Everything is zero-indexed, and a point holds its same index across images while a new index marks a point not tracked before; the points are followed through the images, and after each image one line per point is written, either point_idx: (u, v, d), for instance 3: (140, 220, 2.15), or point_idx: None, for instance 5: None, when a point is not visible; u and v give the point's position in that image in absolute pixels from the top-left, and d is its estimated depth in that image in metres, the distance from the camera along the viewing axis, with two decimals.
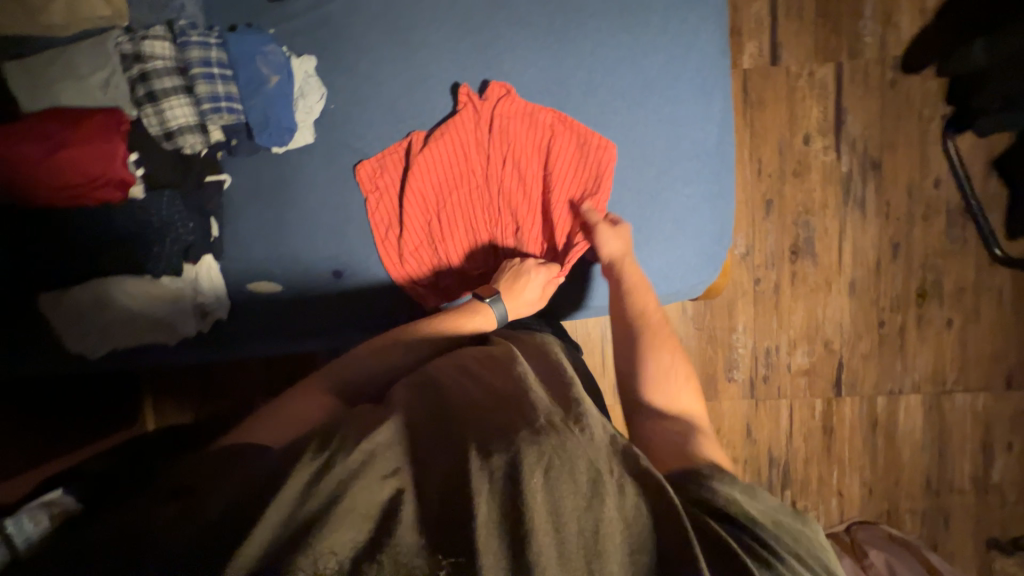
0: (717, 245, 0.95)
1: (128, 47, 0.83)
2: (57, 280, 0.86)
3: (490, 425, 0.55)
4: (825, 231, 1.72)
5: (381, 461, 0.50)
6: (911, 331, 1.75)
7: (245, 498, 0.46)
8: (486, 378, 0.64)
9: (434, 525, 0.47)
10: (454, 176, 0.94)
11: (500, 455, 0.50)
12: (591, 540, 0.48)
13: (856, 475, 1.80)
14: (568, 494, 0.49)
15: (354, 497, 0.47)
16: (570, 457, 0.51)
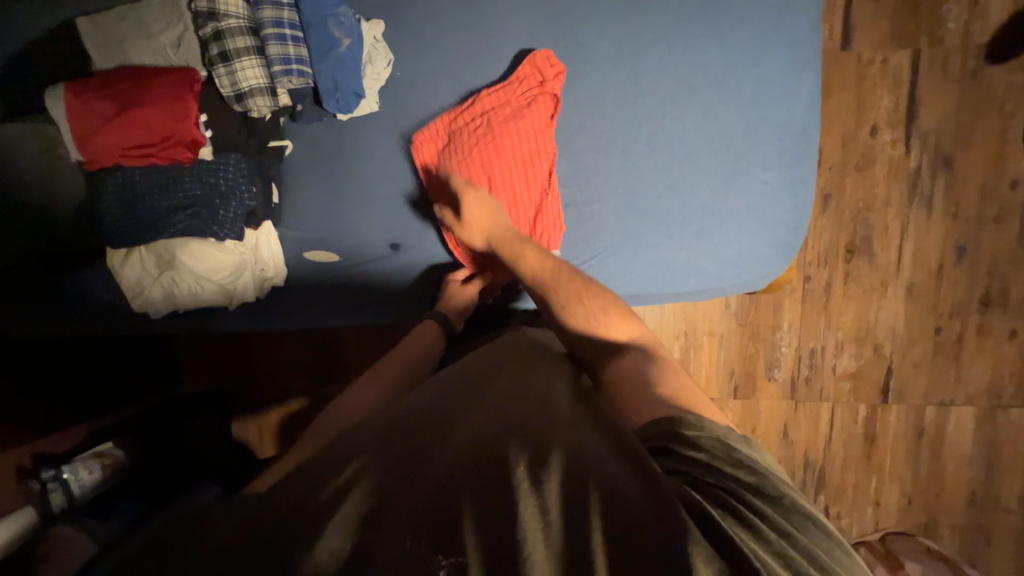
0: (793, 235, 0.90)
1: (203, 4, 0.82)
2: (129, 238, 0.87)
3: (482, 426, 0.53)
4: (885, 230, 1.63)
5: (366, 472, 0.48)
6: (969, 340, 1.66)
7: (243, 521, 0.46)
8: (482, 382, 0.62)
9: (425, 511, 0.44)
10: (503, 152, 0.89)
11: (481, 457, 0.48)
12: (577, 517, 0.44)
13: (896, 485, 1.73)
14: (556, 478, 0.46)
15: (346, 500, 0.45)
16: (555, 451, 0.48)
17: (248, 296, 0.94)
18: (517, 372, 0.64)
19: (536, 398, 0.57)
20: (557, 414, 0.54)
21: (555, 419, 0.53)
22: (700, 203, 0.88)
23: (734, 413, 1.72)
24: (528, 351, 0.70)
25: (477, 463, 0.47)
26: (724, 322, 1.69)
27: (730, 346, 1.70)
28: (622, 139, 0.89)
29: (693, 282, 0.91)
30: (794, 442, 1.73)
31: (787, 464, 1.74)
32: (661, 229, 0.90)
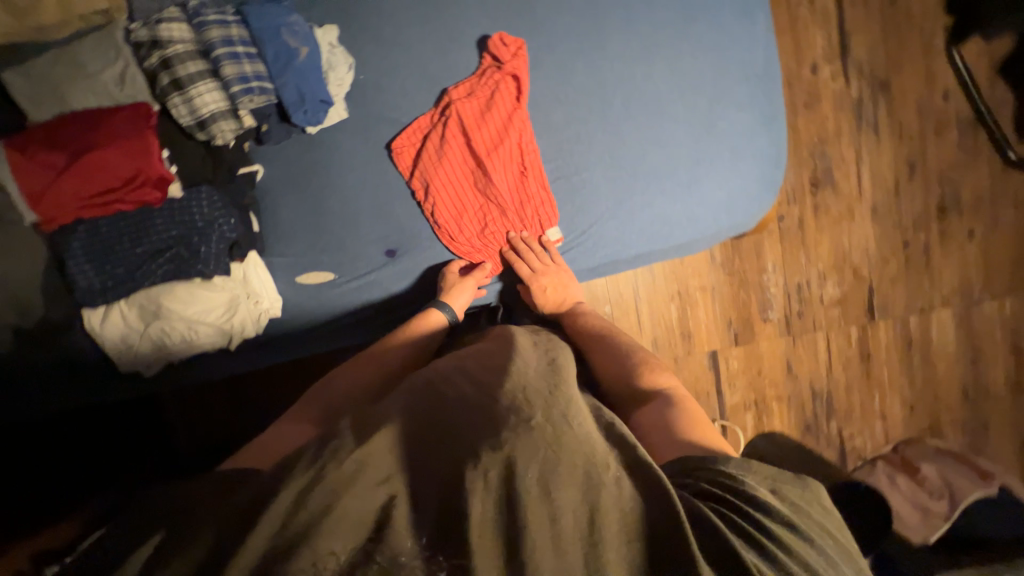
0: (775, 168, 0.93)
1: (143, 32, 0.78)
2: (105, 295, 0.82)
3: (489, 418, 0.51)
4: (841, 159, 1.72)
5: (373, 466, 0.46)
6: (935, 247, 1.77)
7: (240, 506, 0.44)
8: (482, 371, 0.62)
9: (433, 525, 0.44)
10: (483, 141, 0.89)
11: (492, 454, 0.47)
12: (586, 528, 0.46)
13: (897, 396, 1.82)
14: (566, 485, 0.47)
15: (348, 493, 0.44)
16: (565, 450, 0.49)
17: (249, 331, 0.89)
18: (522, 364, 0.62)
19: (543, 390, 0.56)
20: (566, 410, 0.54)
21: (565, 417, 0.53)
22: (685, 153, 0.90)
23: (739, 360, 1.77)
24: (526, 349, 0.70)
25: (484, 465, 0.46)
26: (713, 275, 1.73)
27: (723, 296, 1.75)
28: (598, 104, 0.90)
29: (692, 232, 0.93)
30: (798, 375, 1.79)
31: (797, 399, 1.80)
32: (653, 185, 0.91)
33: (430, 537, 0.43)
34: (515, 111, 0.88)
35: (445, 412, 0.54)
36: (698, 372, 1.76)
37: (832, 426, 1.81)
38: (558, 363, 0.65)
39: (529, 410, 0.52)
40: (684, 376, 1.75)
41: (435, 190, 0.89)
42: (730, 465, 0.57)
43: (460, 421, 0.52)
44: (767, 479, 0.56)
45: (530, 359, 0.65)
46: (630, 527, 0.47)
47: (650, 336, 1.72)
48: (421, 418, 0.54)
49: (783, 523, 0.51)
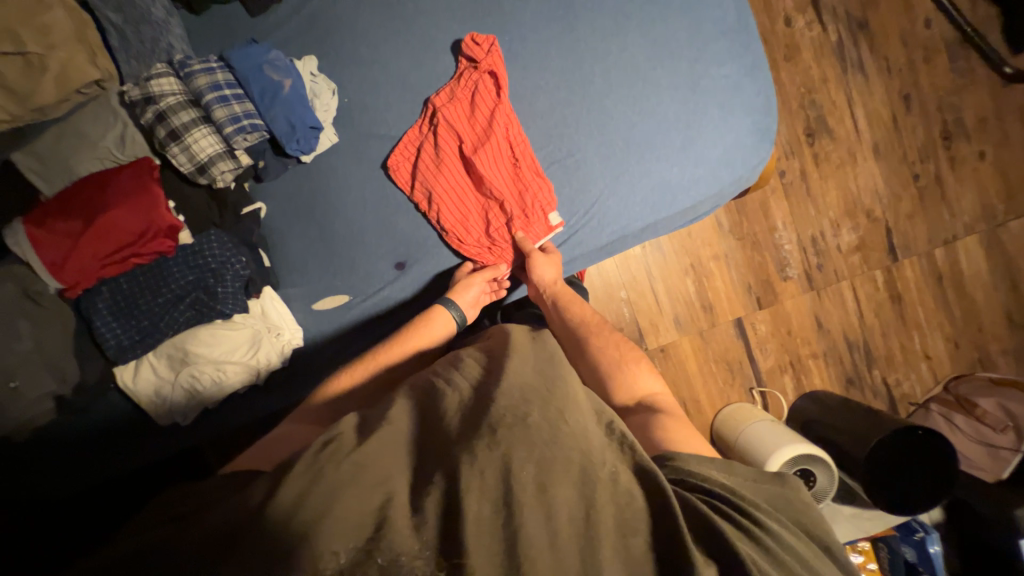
0: (767, 117, 0.92)
1: (136, 91, 0.81)
2: (133, 348, 0.84)
3: (485, 414, 0.50)
4: (833, 104, 1.70)
5: (372, 468, 0.45)
6: (946, 175, 1.72)
7: (237, 516, 0.43)
8: (479, 369, 0.60)
9: (432, 524, 0.42)
10: (473, 140, 0.90)
11: (486, 452, 0.46)
12: (583, 526, 0.45)
13: (938, 333, 1.75)
14: (562, 483, 0.46)
15: (345, 496, 0.42)
16: (560, 448, 0.48)
17: (273, 362, 0.89)
18: (517, 357, 0.60)
19: (540, 386, 0.55)
20: (562, 406, 0.53)
21: (561, 411, 0.52)
22: (674, 116, 0.90)
23: (767, 323, 1.73)
24: (521, 339, 0.67)
25: (481, 462, 0.45)
26: (723, 242, 1.71)
27: (738, 262, 1.72)
28: (579, 84, 0.90)
29: (695, 194, 0.92)
30: (830, 329, 1.74)
31: (833, 353, 1.74)
32: (648, 154, 0.90)
33: (430, 538, 0.41)
34: (498, 105, 0.89)
35: (444, 410, 0.53)
36: (727, 343, 1.72)
37: (875, 376, 1.75)
38: (554, 355, 0.63)
39: (527, 407, 0.50)
40: (714, 350, 1.71)
41: (436, 196, 0.90)
42: (724, 470, 0.57)
43: (458, 421, 0.51)
44: (761, 483, 0.57)
45: (524, 348, 0.63)
46: (628, 522, 0.47)
47: (671, 315, 1.70)
48: (419, 425, 0.53)
49: (783, 524, 0.51)
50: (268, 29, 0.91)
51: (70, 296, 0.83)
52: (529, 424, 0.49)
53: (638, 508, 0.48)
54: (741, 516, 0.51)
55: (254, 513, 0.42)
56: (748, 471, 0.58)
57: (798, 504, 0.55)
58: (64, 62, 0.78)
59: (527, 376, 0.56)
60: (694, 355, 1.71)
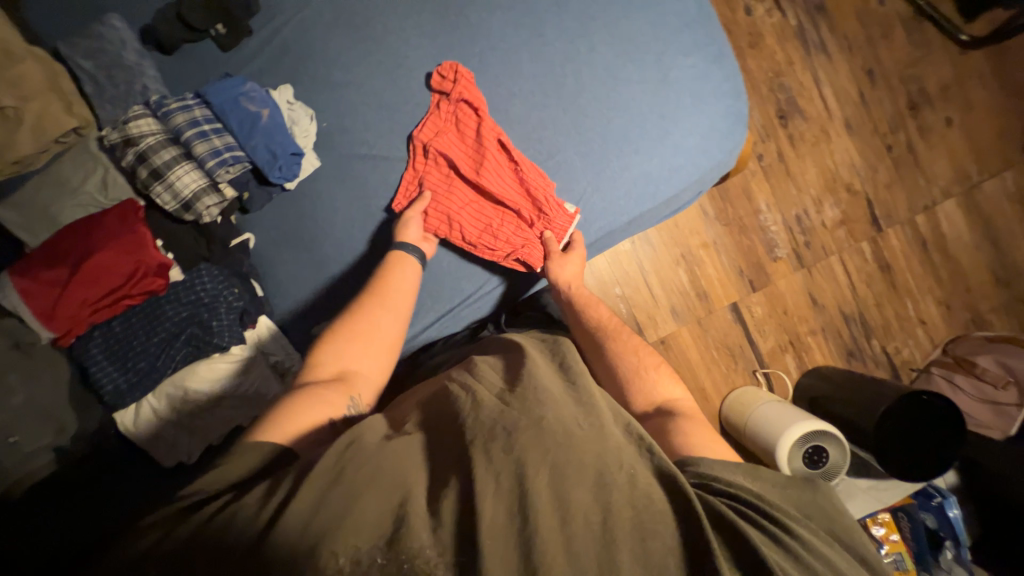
0: (738, 101, 0.94)
1: (114, 134, 0.82)
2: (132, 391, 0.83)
3: (499, 418, 0.54)
4: (801, 86, 1.74)
5: (390, 472, 0.51)
6: (918, 144, 1.77)
7: (262, 517, 0.47)
8: (498, 378, 0.64)
9: (449, 529, 0.46)
10: (466, 162, 0.91)
11: (502, 458, 0.50)
12: (600, 530, 0.48)
13: (930, 298, 1.78)
14: (576, 486, 0.50)
15: (364, 500, 0.48)
16: (575, 450, 0.52)
17: (276, 394, 0.89)
18: (533, 364, 0.66)
19: (556, 393, 0.60)
20: (576, 413, 0.57)
21: (575, 417, 0.56)
22: (647, 109, 0.92)
23: (762, 305, 1.74)
24: (532, 351, 0.71)
25: (494, 468, 0.49)
26: (710, 229, 1.73)
27: (727, 247, 1.74)
28: (552, 86, 0.92)
29: (676, 183, 0.94)
30: (824, 304, 1.76)
31: (831, 328, 1.76)
32: (626, 148, 0.92)
33: (445, 539, 0.46)
34: (480, 124, 0.90)
35: (460, 414, 0.57)
36: (725, 328, 1.73)
37: (874, 346, 1.76)
38: (567, 363, 0.67)
39: (540, 411, 0.55)
40: (713, 336, 1.72)
41: (454, 219, 0.90)
42: (744, 471, 0.59)
43: (471, 421, 0.55)
44: (778, 486, 0.58)
45: (540, 361, 0.68)
46: (647, 523, 0.49)
47: (667, 306, 1.71)
48: (438, 432, 0.57)
49: (805, 525, 0.53)
50: (241, 63, 0.92)
51: (62, 345, 0.82)
52: (543, 427, 0.53)
53: (658, 510, 0.49)
54: (762, 518, 0.52)
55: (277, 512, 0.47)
56: (776, 478, 0.59)
57: (816, 505, 0.57)
58: (38, 113, 0.80)
59: (542, 382, 0.60)
60: (695, 344, 1.72)
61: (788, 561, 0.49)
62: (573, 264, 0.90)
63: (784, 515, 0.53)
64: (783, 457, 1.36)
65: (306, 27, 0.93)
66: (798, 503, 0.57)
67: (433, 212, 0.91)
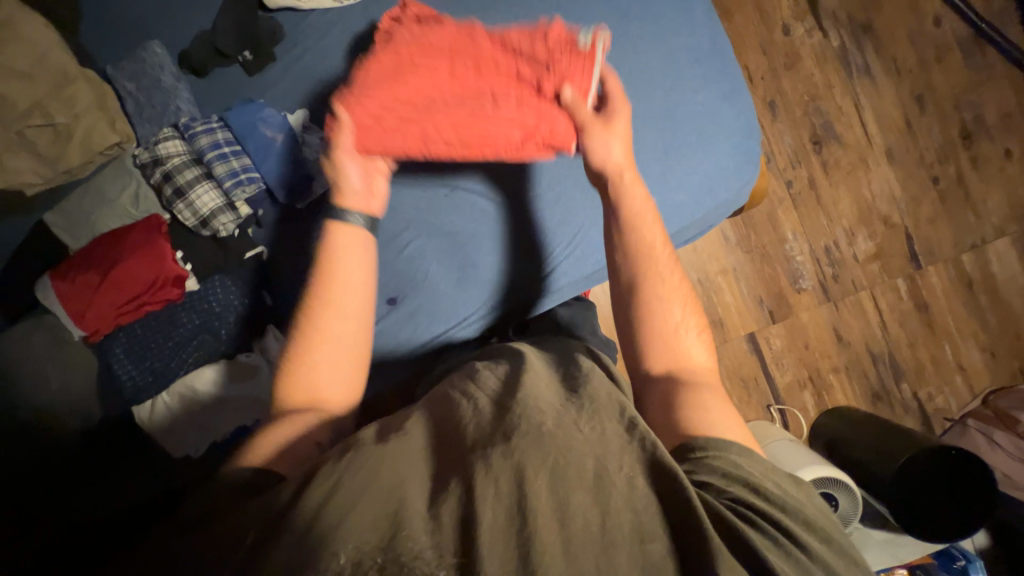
0: (749, 139, 0.94)
1: (146, 155, 0.91)
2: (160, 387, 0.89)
3: (499, 424, 0.55)
4: (839, 111, 1.65)
5: (385, 476, 0.51)
6: (969, 176, 1.64)
7: (269, 512, 0.51)
8: (494, 385, 0.64)
9: (448, 530, 0.46)
10: (451, 94, 0.84)
11: (502, 460, 0.50)
12: (599, 534, 0.47)
13: (971, 343, 1.64)
14: (576, 488, 0.50)
15: (361, 502, 0.48)
16: (574, 455, 0.52)
17: None
18: (533, 373, 0.65)
19: (557, 398, 0.59)
20: (577, 415, 0.56)
21: (576, 419, 0.55)
22: (651, 146, 0.92)
23: (782, 337, 1.65)
24: (534, 359, 0.71)
25: (494, 471, 0.50)
26: (731, 255, 1.66)
27: (747, 275, 1.66)
28: None
29: (678, 220, 0.93)
30: (851, 341, 1.65)
31: (855, 367, 1.64)
32: None
33: (444, 541, 0.45)
34: (457, 55, 0.84)
35: (461, 419, 0.58)
36: (740, 359, 1.65)
37: (904, 390, 1.64)
38: (572, 370, 0.66)
39: (540, 418, 0.54)
40: (726, 366, 1.64)
41: (451, 128, 0.85)
42: (739, 455, 0.56)
43: (472, 429, 0.56)
44: (769, 466, 0.57)
45: (541, 369, 0.67)
46: (646, 527, 0.48)
47: None
48: (437, 437, 0.58)
49: (797, 519, 0.52)
50: (264, 86, 0.98)
51: (92, 342, 0.90)
52: (544, 433, 0.53)
53: (656, 512, 0.49)
54: (758, 514, 0.51)
55: (285, 513, 0.49)
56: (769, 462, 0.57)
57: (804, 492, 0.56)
58: (87, 129, 0.89)
59: (543, 389, 0.60)
60: None
61: (781, 557, 0.48)
62: (614, 137, 0.79)
63: (776, 508, 0.52)
64: None
65: (324, 54, 0.98)
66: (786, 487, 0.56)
67: (418, 141, 0.84)
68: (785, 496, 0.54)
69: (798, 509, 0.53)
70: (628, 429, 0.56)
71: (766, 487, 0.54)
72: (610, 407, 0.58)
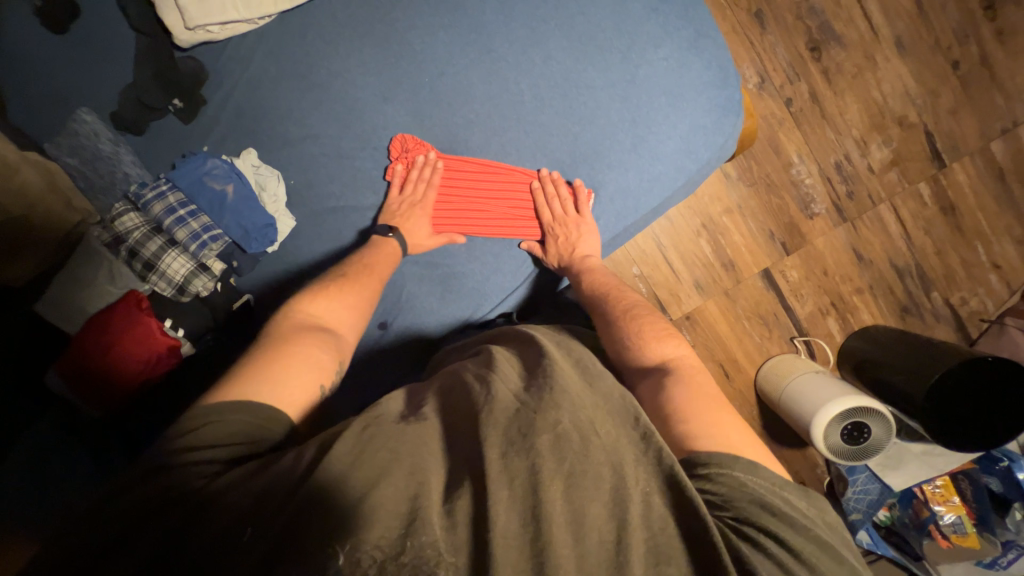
0: (725, 89, 0.87)
1: (106, 234, 0.91)
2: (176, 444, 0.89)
3: (514, 419, 0.53)
4: (837, 7, 1.47)
5: (405, 463, 0.50)
6: (994, 53, 1.46)
7: (292, 480, 0.49)
8: (510, 374, 0.60)
9: (463, 529, 0.46)
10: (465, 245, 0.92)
11: (519, 461, 0.49)
12: (614, 550, 0.47)
13: (1005, 238, 1.51)
14: (591, 499, 0.49)
15: (381, 487, 0.48)
16: (591, 461, 0.51)
17: None
18: (547, 359, 0.62)
19: (574, 391, 0.57)
20: (594, 416, 0.55)
21: (592, 422, 0.54)
22: (619, 117, 0.86)
23: (798, 268, 1.54)
24: (546, 345, 0.67)
25: (507, 474, 0.48)
26: (733, 191, 1.53)
27: (753, 209, 1.54)
28: (510, 106, 0.88)
29: (659, 191, 0.89)
30: (872, 260, 1.53)
31: (880, 285, 1.53)
32: (599, 163, 0.88)
33: (459, 541, 0.45)
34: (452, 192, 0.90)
35: (474, 409, 0.55)
36: (757, 297, 1.55)
37: (934, 299, 1.53)
38: (585, 360, 0.64)
39: (557, 417, 0.53)
40: (743, 308, 1.55)
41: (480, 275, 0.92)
42: (744, 472, 0.55)
43: (485, 422, 0.53)
44: (776, 485, 0.55)
45: (555, 355, 0.64)
46: (662, 549, 0.48)
47: (690, 281, 1.55)
48: (452, 424, 0.56)
49: (805, 535, 0.51)
50: (204, 130, 0.93)
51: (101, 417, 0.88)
52: (560, 433, 0.52)
53: (671, 532, 0.49)
54: (759, 532, 0.51)
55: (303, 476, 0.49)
56: (778, 478, 0.56)
57: (813, 514, 0.54)
58: (45, 213, 0.89)
59: (559, 381, 0.58)
60: (724, 321, 1.55)
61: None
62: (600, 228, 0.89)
63: (783, 527, 0.51)
64: (821, 434, 1.25)
65: (253, 83, 0.92)
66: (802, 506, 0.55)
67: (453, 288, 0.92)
68: (793, 513, 0.53)
69: (810, 529, 0.52)
70: (642, 439, 0.54)
71: (774, 505, 0.52)
72: (621, 411, 0.57)
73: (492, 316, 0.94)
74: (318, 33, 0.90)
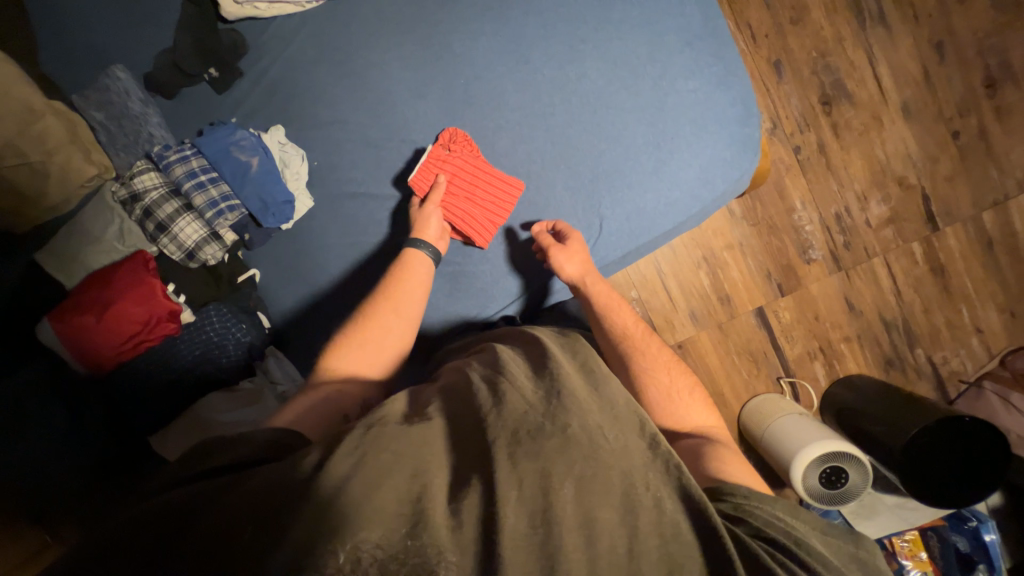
0: (746, 127, 0.90)
1: (122, 191, 0.90)
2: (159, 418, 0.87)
3: (522, 420, 0.53)
4: (851, 66, 1.54)
5: (408, 461, 0.49)
6: (993, 129, 1.54)
7: (290, 479, 0.48)
8: (522, 374, 0.61)
9: (470, 528, 0.46)
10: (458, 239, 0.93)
11: (527, 461, 0.50)
12: (625, 558, 0.48)
13: (990, 304, 1.57)
14: (602, 504, 0.49)
15: (384, 486, 0.46)
16: (602, 466, 0.51)
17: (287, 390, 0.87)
18: (554, 363, 0.63)
19: (582, 397, 0.58)
20: (603, 421, 0.56)
21: (600, 427, 0.55)
22: (642, 140, 0.89)
23: (791, 310, 1.58)
24: (551, 346, 0.68)
25: (517, 474, 0.49)
26: (736, 228, 1.58)
27: (753, 248, 1.58)
28: (539, 118, 0.91)
29: (673, 217, 0.91)
30: (862, 310, 1.58)
31: (867, 336, 1.58)
32: (618, 182, 0.90)
33: (466, 539, 0.45)
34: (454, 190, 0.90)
35: (480, 410, 0.56)
36: (749, 334, 1.58)
37: (918, 355, 1.58)
38: (590, 363, 0.65)
39: (565, 421, 0.54)
40: (734, 343, 1.58)
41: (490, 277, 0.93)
42: (781, 509, 0.57)
43: (494, 422, 0.53)
44: (816, 528, 0.57)
45: (561, 360, 0.65)
46: (673, 558, 0.49)
47: (686, 310, 1.57)
48: (458, 422, 0.56)
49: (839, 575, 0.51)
50: (234, 104, 0.95)
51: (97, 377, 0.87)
52: (569, 437, 0.52)
53: (685, 540, 0.50)
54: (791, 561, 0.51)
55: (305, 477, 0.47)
56: (815, 523, 0.57)
57: (849, 558, 0.55)
58: (63, 164, 0.87)
59: (566, 383, 0.59)
60: (715, 353, 1.57)
61: None
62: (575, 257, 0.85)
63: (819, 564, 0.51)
64: (800, 474, 1.26)
65: (290, 63, 0.94)
66: (839, 555, 0.55)
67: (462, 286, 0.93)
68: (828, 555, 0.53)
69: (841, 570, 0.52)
70: (649, 447, 0.56)
71: (808, 542, 0.53)
72: (628, 421, 0.58)
73: (496, 318, 0.94)
74: (361, 24, 0.93)
